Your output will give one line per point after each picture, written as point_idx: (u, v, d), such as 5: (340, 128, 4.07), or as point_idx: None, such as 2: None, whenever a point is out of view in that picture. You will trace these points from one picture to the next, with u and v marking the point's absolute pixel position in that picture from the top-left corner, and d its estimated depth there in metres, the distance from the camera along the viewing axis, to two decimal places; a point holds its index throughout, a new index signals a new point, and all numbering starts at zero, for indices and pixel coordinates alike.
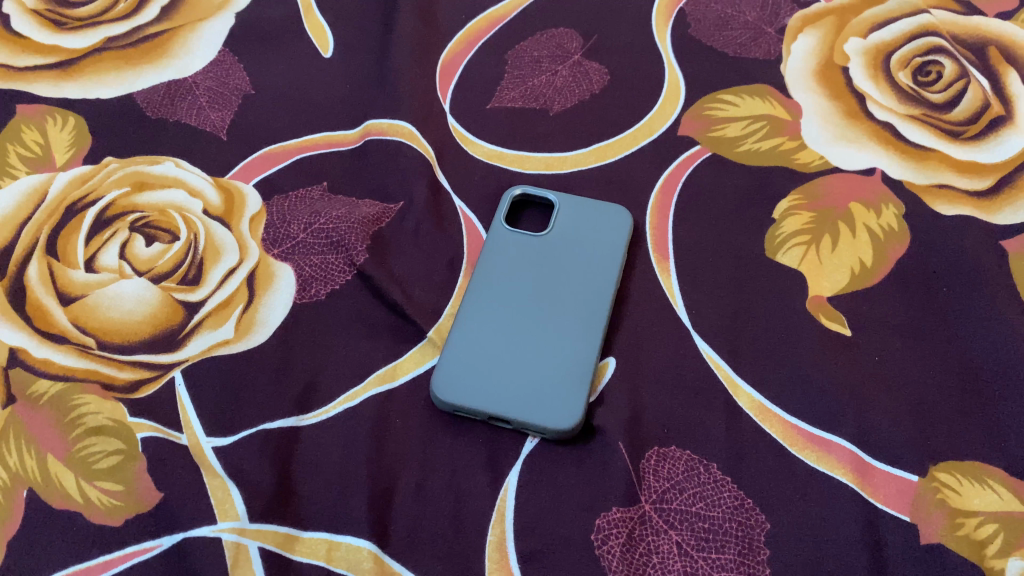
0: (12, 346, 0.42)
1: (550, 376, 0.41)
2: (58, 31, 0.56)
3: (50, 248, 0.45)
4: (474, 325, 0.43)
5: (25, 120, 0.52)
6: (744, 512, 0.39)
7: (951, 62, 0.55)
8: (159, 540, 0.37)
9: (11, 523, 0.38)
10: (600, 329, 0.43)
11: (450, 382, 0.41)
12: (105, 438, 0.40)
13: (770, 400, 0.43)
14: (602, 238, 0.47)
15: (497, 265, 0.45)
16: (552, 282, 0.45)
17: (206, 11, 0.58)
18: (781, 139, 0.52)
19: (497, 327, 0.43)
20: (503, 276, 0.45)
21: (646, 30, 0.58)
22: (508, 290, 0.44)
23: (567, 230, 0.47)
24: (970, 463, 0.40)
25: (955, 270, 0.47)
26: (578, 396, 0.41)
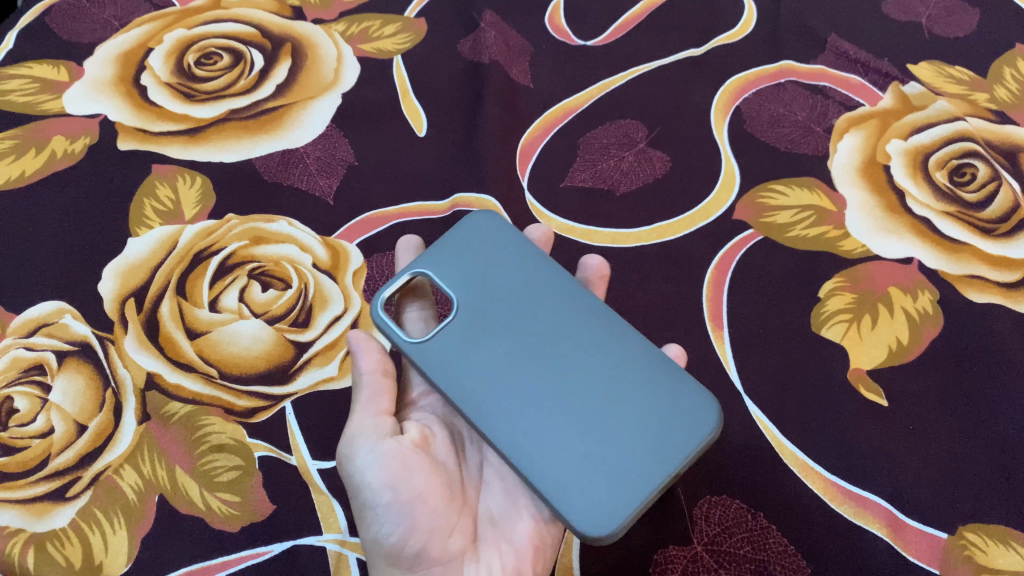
0: (149, 370, 0.49)
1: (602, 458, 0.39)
2: (187, 102, 0.64)
3: (179, 289, 0.52)
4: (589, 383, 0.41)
5: (158, 177, 0.60)
6: (787, 557, 0.45)
7: (984, 165, 0.61)
8: (270, 546, 0.44)
9: (143, 523, 0.44)
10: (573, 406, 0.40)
11: (585, 504, 0.37)
12: (227, 454, 0.46)
13: (813, 459, 0.48)
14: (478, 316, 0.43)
15: (511, 339, 0.42)
16: (557, 354, 0.42)
17: (316, 90, 0.65)
18: (827, 227, 0.58)
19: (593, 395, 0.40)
20: (523, 344, 0.42)
21: (705, 124, 0.64)
22: (552, 355, 0.42)
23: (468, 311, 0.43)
24: (996, 526, 0.46)
25: (985, 352, 0.52)
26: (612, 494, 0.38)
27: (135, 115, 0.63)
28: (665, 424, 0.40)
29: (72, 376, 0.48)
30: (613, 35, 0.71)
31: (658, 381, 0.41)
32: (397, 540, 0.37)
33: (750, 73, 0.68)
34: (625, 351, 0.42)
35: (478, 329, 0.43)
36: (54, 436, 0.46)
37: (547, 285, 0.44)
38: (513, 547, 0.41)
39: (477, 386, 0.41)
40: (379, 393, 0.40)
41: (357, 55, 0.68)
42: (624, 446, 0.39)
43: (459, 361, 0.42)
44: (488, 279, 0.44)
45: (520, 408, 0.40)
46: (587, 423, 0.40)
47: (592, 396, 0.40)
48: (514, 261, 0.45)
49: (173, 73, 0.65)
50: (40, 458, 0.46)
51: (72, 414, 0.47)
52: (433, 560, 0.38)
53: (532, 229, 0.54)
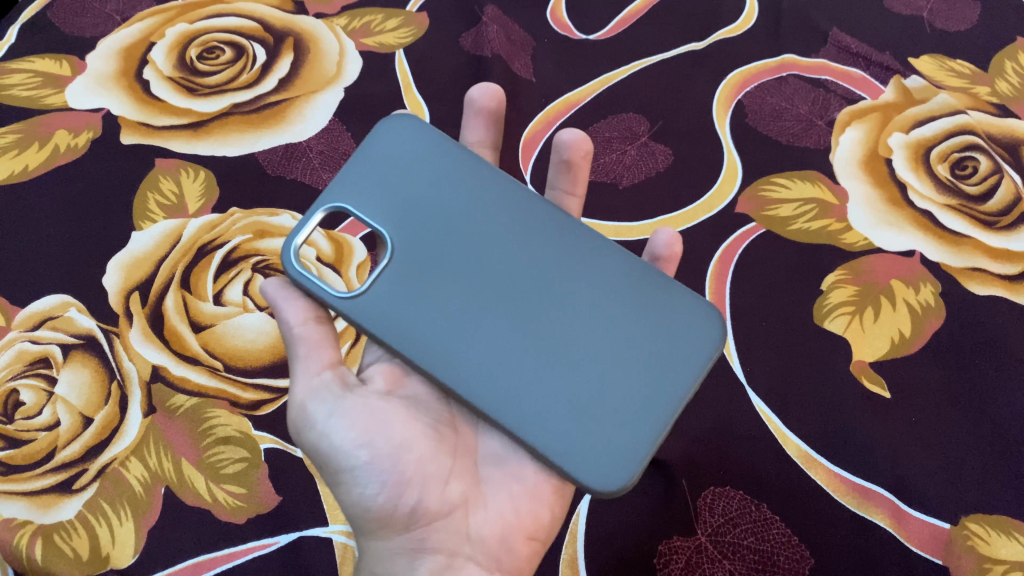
0: (154, 363, 0.49)
1: (598, 407, 0.38)
2: (190, 96, 0.64)
3: (184, 282, 0.52)
4: (562, 323, 0.40)
5: (161, 171, 0.60)
6: (790, 547, 0.45)
7: (986, 158, 0.61)
8: (276, 537, 0.45)
9: (150, 515, 0.45)
10: (552, 355, 0.39)
11: (594, 458, 0.37)
12: (232, 446, 0.47)
13: (816, 450, 0.48)
14: (426, 255, 0.41)
15: (470, 279, 0.40)
16: (524, 296, 0.40)
17: (319, 83, 0.65)
18: (829, 221, 0.58)
19: (570, 337, 0.40)
20: (483, 284, 0.40)
21: (708, 117, 0.65)
22: (519, 295, 0.40)
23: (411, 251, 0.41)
24: (997, 517, 0.46)
25: (988, 344, 0.52)
26: (619, 445, 0.38)
27: (138, 109, 0.63)
28: (653, 359, 0.40)
29: (78, 369, 0.48)
30: (614, 29, 0.71)
31: (638, 312, 0.41)
32: (386, 500, 0.36)
33: (752, 66, 0.68)
34: (596, 282, 0.41)
35: (422, 272, 0.40)
36: (60, 429, 0.46)
37: (499, 212, 0.42)
38: (525, 486, 0.40)
39: (441, 338, 0.39)
40: (318, 340, 0.37)
41: (359, 49, 0.68)
42: (615, 389, 0.39)
43: (415, 308, 0.39)
44: (427, 210, 0.42)
45: (490, 361, 0.39)
46: (567, 372, 0.39)
47: (570, 338, 0.40)
48: (449, 187, 0.43)
49: (175, 67, 0.65)
50: (46, 450, 0.46)
51: (78, 406, 0.47)
52: (432, 513, 0.37)
53: (476, 89, 0.52)
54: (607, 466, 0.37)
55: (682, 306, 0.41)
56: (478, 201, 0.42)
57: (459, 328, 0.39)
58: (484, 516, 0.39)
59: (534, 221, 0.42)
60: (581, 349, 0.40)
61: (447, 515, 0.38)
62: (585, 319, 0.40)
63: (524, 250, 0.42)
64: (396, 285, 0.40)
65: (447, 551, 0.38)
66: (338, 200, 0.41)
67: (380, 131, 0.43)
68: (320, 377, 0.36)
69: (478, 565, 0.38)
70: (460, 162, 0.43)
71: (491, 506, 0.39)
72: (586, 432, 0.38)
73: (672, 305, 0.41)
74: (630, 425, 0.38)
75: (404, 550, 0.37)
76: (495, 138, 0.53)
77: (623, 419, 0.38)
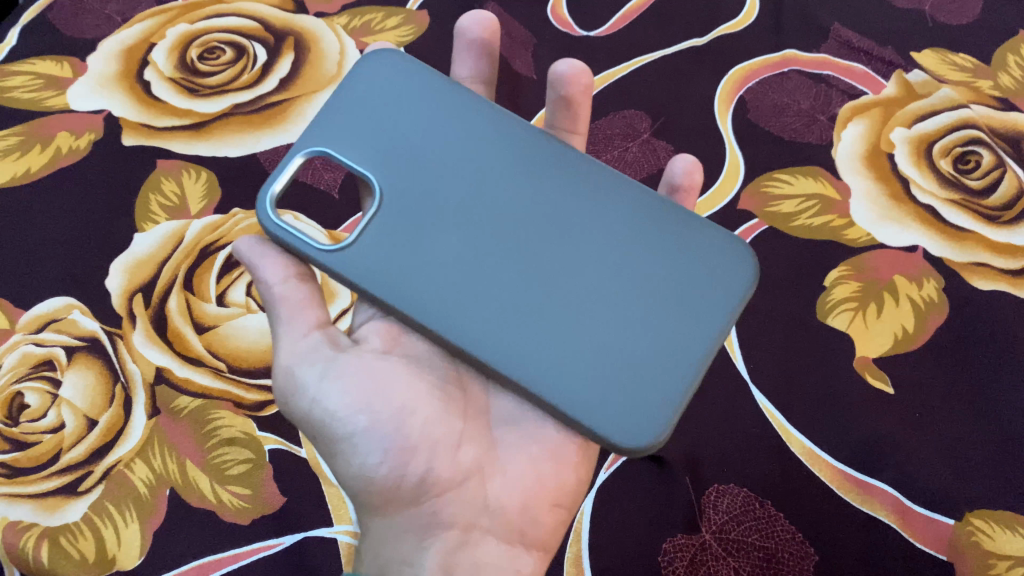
0: (158, 365, 0.49)
1: (613, 363, 0.38)
2: (191, 97, 0.64)
3: (187, 283, 0.52)
4: (574, 279, 0.40)
5: (163, 173, 0.60)
6: (794, 544, 0.45)
7: (989, 152, 0.61)
8: (282, 538, 0.45)
9: (155, 516, 0.45)
10: (563, 311, 0.39)
11: (614, 416, 0.37)
12: (237, 448, 0.47)
13: (820, 447, 0.48)
14: (426, 208, 0.40)
15: (474, 235, 0.40)
16: (533, 254, 0.40)
17: (320, 83, 0.65)
18: (832, 217, 0.58)
19: (581, 292, 0.39)
20: (488, 240, 0.40)
21: (709, 113, 0.65)
22: (529, 253, 0.40)
23: (409, 204, 0.40)
24: (1002, 512, 0.46)
25: (992, 339, 0.52)
26: (637, 400, 0.37)
27: (139, 110, 0.63)
28: (666, 310, 0.40)
29: (82, 371, 0.49)
30: (615, 25, 0.71)
31: (652, 266, 0.41)
32: (390, 469, 0.36)
33: (754, 62, 0.68)
34: (603, 233, 0.41)
35: (424, 227, 0.39)
36: (65, 431, 0.46)
37: (500, 166, 0.42)
38: (542, 448, 0.40)
39: (448, 297, 0.38)
40: (302, 307, 0.37)
41: (360, 48, 0.68)
42: (629, 343, 0.39)
43: (417, 264, 0.39)
44: (423, 161, 0.41)
45: (498, 317, 0.38)
46: (577, 329, 0.39)
47: (580, 295, 0.39)
48: (445, 137, 0.42)
49: (176, 67, 0.65)
50: (51, 453, 0.46)
51: (83, 408, 0.47)
52: (442, 481, 0.37)
53: (467, 20, 0.52)
54: (626, 422, 0.37)
55: (691, 256, 0.41)
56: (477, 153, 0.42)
57: (464, 285, 0.39)
58: (499, 484, 0.39)
59: (536, 172, 0.42)
60: (594, 304, 0.39)
61: (455, 479, 0.38)
62: (595, 274, 0.40)
63: (529, 205, 0.41)
64: (393, 239, 0.39)
65: (461, 525, 0.38)
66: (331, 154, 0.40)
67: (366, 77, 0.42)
68: (309, 342, 0.37)
69: (497, 536, 0.38)
70: (455, 113, 0.42)
71: (509, 472, 0.39)
72: (603, 390, 0.38)
73: (685, 253, 0.41)
74: (647, 381, 0.38)
75: (416, 522, 0.38)
76: (486, 73, 0.53)
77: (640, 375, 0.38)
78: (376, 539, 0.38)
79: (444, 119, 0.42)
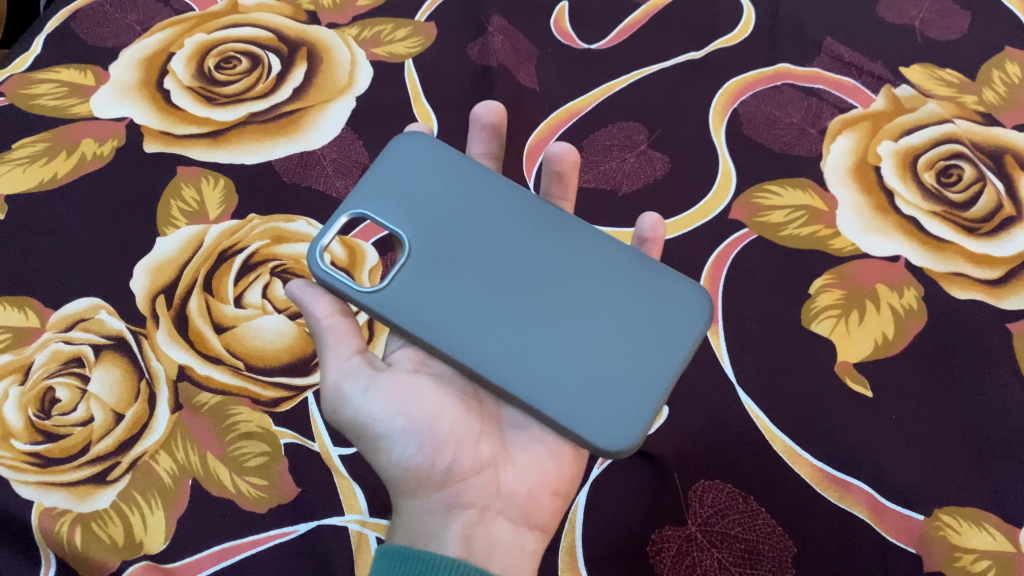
0: (180, 362, 0.52)
1: (605, 378, 0.42)
2: (209, 105, 0.67)
3: (207, 286, 0.55)
4: (570, 305, 0.43)
5: (183, 179, 0.63)
6: (775, 537, 0.48)
7: (970, 166, 0.63)
8: (296, 525, 0.48)
9: (178, 504, 0.48)
10: (559, 333, 0.42)
11: (605, 424, 0.40)
12: (255, 441, 0.50)
13: (801, 446, 0.51)
14: (438, 250, 0.44)
15: (479, 269, 0.44)
16: (532, 284, 0.44)
17: (332, 93, 0.68)
18: (818, 227, 0.61)
19: (576, 315, 0.43)
20: (492, 272, 0.44)
21: (704, 125, 0.67)
22: (528, 283, 0.44)
23: (421, 249, 0.44)
24: (969, 509, 0.49)
25: (966, 346, 0.55)
26: (626, 412, 0.41)
27: (159, 118, 0.66)
28: (653, 335, 0.43)
29: (109, 368, 0.52)
30: (616, 38, 0.74)
31: (640, 293, 0.44)
32: (425, 460, 0.39)
33: (748, 75, 0.71)
34: (597, 264, 0.45)
35: (434, 264, 0.43)
36: (94, 424, 0.50)
37: (503, 211, 0.46)
38: (548, 447, 0.44)
39: (456, 322, 0.42)
40: (341, 330, 0.41)
41: (370, 59, 0.71)
42: (618, 360, 0.42)
43: (427, 297, 0.42)
44: (436, 212, 0.45)
45: (500, 338, 0.42)
46: (572, 348, 0.42)
47: (576, 318, 0.43)
48: (458, 183, 0.46)
49: (194, 76, 0.68)
50: (81, 444, 0.49)
51: (110, 403, 0.50)
52: (467, 472, 0.40)
53: (481, 106, 0.55)
54: (616, 430, 0.40)
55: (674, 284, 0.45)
56: (482, 201, 0.46)
57: (471, 312, 0.42)
58: (512, 475, 0.42)
59: (535, 214, 0.46)
60: (587, 327, 0.43)
61: (479, 474, 0.41)
62: (588, 299, 0.44)
63: (530, 244, 0.45)
64: (406, 278, 0.43)
65: (482, 507, 0.40)
66: (352, 201, 0.45)
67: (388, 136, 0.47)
68: (350, 359, 0.40)
69: (508, 519, 0.41)
70: (465, 166, 0.47)
71: (519, 465, 0.43)
72: (595, 401, 0.41)
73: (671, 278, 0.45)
74: (636, 392, 0.41)
75: (441, 507, 0.40)
76: (498, 151, 0.57)
77: (629, 389, 0.41)
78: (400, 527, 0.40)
79: (454, 173, 0.47)
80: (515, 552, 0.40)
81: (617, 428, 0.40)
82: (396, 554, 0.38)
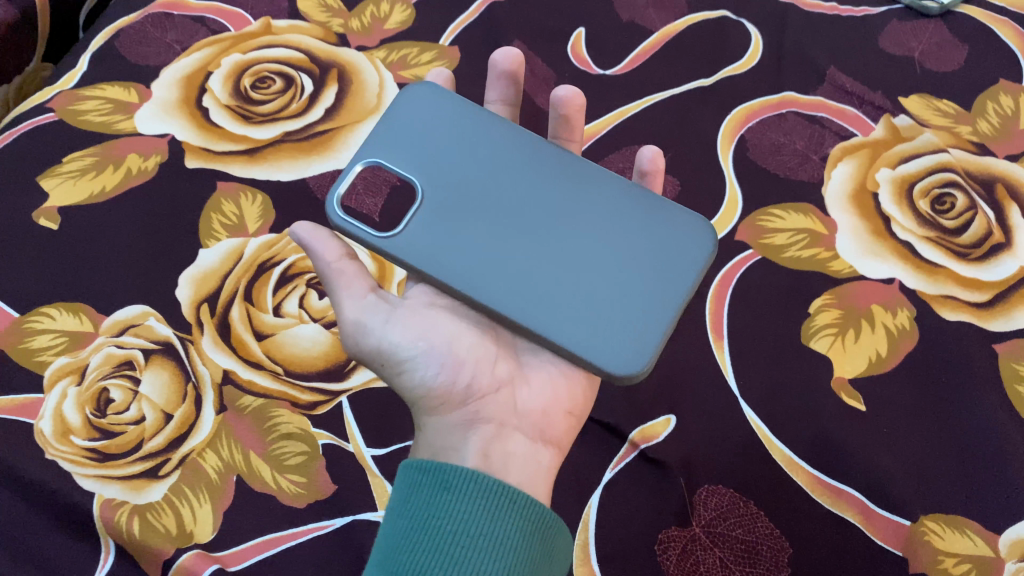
0: (224, 367, 0.56)
1: (610, 312, 0.47)
2: (246, 123, 0.71)
3: (247, 296, 0.60)
4: (574, 249, 0.49)
5: (223, 194, 0.67)
6: (773, 538, 0.52)
7: (963, 194, 0.67)
8: (332, 520, 0.52)
9: (224, 499, 0.52)
10: (565, 274, 0.48)
11: (612, 352, 0.46)
12: (294, 441, 0.54)
13: (798, 456, 0.55)
14: (453, 202, 0.50)
15: (491, 218, 0.50)
16: (537, 232, 0.49)
17: (361, 113, 0.72)
18: (819, 249, 0.65)
19: (579, 258, 0.49)
20: (502, 222, 0.50)
21: (712, 150, 0.72)
22: (534, 232, 0.49)
23: (437, 202, 0.50)
24: (953, 517, 0.53)
25: (954, 364, 0.59)
26: (629, 342, 0.47)
27: (199, 135, 0.70)
28: (650, 273, 0.49)
29: (158, 371, 0.56)
30: (630, 64, 0.78)
31: (635, 239, 0.50)
32: (444, 379, 0.45)
33: (755, 102, 0.75)
34: (596, 213, 0.51)
35: (449, 216, 0.49)
36: (145, 423, 0.54)
37: (507, 169, 0.52)
38: (559, 369, 0.49)
39: (473, 266, 0.48)
40: (353, 273, 0.45)
41: (397, 81, 0.75)
42: (619, 296, 0.48)
43: (446, 245, 0.48)
44: (446, 169, 0.51)
45: (508, 278, 0.48)
46: (578, 287, 0.48)
47: (579, 260, 0.49)
48: (468, 143, 0.52)
49: (232, 95, 0.72)
50: (134, 442, 0.53)
51: (160, 404, 0.55)
52: (483, 392, 0.46)
53: (499, 54, 0.60)
54: (622, 358, 0.46)
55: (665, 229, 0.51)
56: (489, 158, 0.52)
57: (485, 257, 0.48)
58: (525, 395, 0.47)
59: (536, 170, 0.52)
60: (589, 269, 0.49)
61: (493, 391, 0.46)
62: (589, 243, 0.50)
63: (533, 198, 0.51)
64: (426, 228, 0.49)
65: (499, 423, 0.45)
66: (368, 157, 0.50)
67: (402, 96, 0.53)
68: (365, 299, 0.45)
69: (524, 434, 0.46)
70: (469, 128, 0.53)
71: (531, 386, 0.48)
72: (600, 334, 0.47)
73: (662, 223, 0.51)
74: (636, 323, 0.47)
75: (461, 423, 0.45)
76: (511, 98, 0.62)
77: (631, 322, 0.47)
78: (425, 441, 0.45)
79: (461, 134, 0.52)
80: (531, 463, 0.45)
81: (623, 356, 0.46)
82: (416, 466, 0.42)
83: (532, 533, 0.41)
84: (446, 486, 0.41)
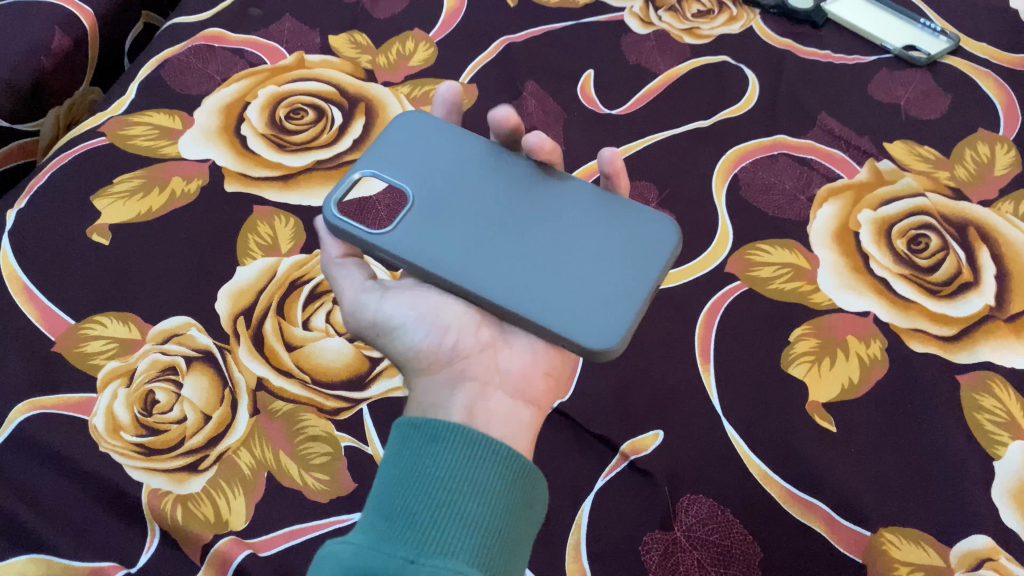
0: (258, 374, 0.63)
1: (586, 297, 0.52)
2: (280, 151, 0.77)
3: (280, 311, 0.66)
4: (553, 243, 0.55)
5: (258, 217, 0.73)
6: (746, 543, 0.58)
7: (937, 236, 0.73)
8: (353, 514, 0.58)
9: (256, 492, 0.58)
10: (545, 267, 0.53)
11: (591, 330, 0.50)
12: (320, 443, 0.60)
13: (772, 471, 0.61)
14: (443, 207, 0.56)
15: (477, 217, 0.56)
16: (519, 230, 0.55)
17: None
18: (801, 282, 0.71)
19: (558, 251, 0.54)
20: (487, 220, 0.55)
21: (707, 188, 0.78)
22: (516, 230, 0.55)
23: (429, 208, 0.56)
24: (910, 530, 0.59)
25: (919, 392, 0.65)
26: (605, 322, 0.51)
27: (237, 160, 0.76)
28: (623, 265, 0.54)
29: (199, 376, 0.62)
30: (634, 105, 0.84)
31: (609, 237, 0.56)
32: (431, 341, 0.51)
33: (748, 144, 0.81)
34: (572, 215, 0.57)
35: (439, 216, 0.55)
36: (187, 422, 0.60)
37: (492, 179, 0.58)
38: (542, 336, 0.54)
39: (461, 257, 0.53)
40: (352, 268, 0.55)
41: None
42: (595, 283, 0.53)
43: (437, 240, 0.54)
44: (437, 181, 0.57)
45: (490, 264, 0.53)
46: (557, 275, 0.53)
47: (557, 252, 0.54)
48: (456, 159, 0.59)
49: (267, 125, 0.79)
50: (177, 438, 0.59)
51: (200, 405, 0.61)
52: (466, 353, 0.51)
53: (442, 89, 0.63)
54: (598, 335, 0.50)
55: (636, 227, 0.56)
56: (475, 171, 0.58)
57: (473, 250, 0.54)
58: (508, 359, 0.52)
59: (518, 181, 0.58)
60: (567, 260, 0.54)
61: (476, 351, 0.52)
62: (566, 239, 0.55)
63: (515, 202, 0.57)
64: (419, 227, 0.55)
65: (482, 381, 0.51)
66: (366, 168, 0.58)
67: (396, 122, 0.61)
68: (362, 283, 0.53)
69: (507, 393, 0.51)
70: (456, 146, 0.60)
71: (514, 350, 0.53)
72: (578, 315, 0.51)
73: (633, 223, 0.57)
74: (612, 306, 0.52)
75: (448, 382, 0.51)
76: None
77: (606, 304, 0.52)
78: (417, 399, 0.51)
79: (449, 151, 0.59)
80: (513, 417, 0.50)
81: (600, 335, 0.50)
82: (411, 423, 0.47)
83: (512, 484, 0.45)
84: (437, 438, 0.45)
